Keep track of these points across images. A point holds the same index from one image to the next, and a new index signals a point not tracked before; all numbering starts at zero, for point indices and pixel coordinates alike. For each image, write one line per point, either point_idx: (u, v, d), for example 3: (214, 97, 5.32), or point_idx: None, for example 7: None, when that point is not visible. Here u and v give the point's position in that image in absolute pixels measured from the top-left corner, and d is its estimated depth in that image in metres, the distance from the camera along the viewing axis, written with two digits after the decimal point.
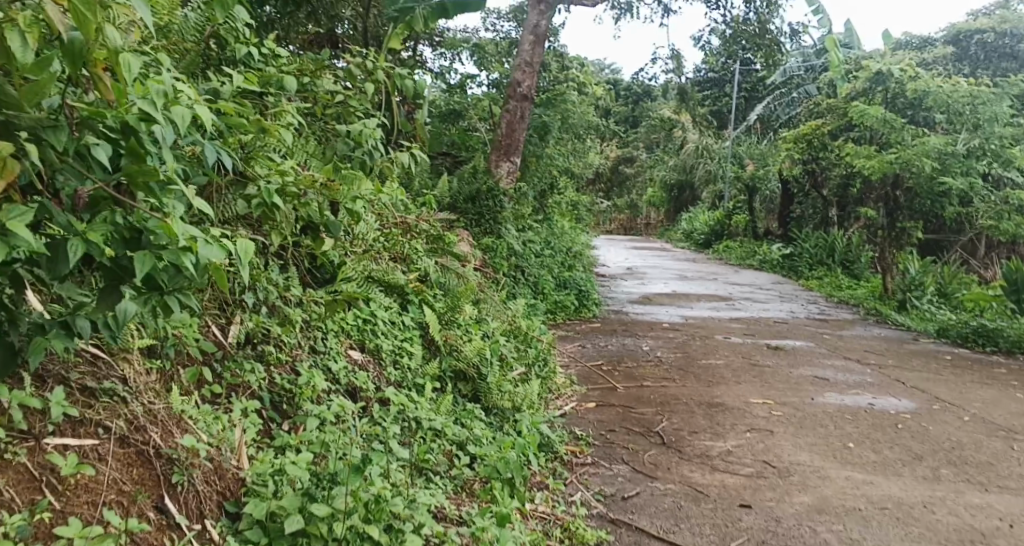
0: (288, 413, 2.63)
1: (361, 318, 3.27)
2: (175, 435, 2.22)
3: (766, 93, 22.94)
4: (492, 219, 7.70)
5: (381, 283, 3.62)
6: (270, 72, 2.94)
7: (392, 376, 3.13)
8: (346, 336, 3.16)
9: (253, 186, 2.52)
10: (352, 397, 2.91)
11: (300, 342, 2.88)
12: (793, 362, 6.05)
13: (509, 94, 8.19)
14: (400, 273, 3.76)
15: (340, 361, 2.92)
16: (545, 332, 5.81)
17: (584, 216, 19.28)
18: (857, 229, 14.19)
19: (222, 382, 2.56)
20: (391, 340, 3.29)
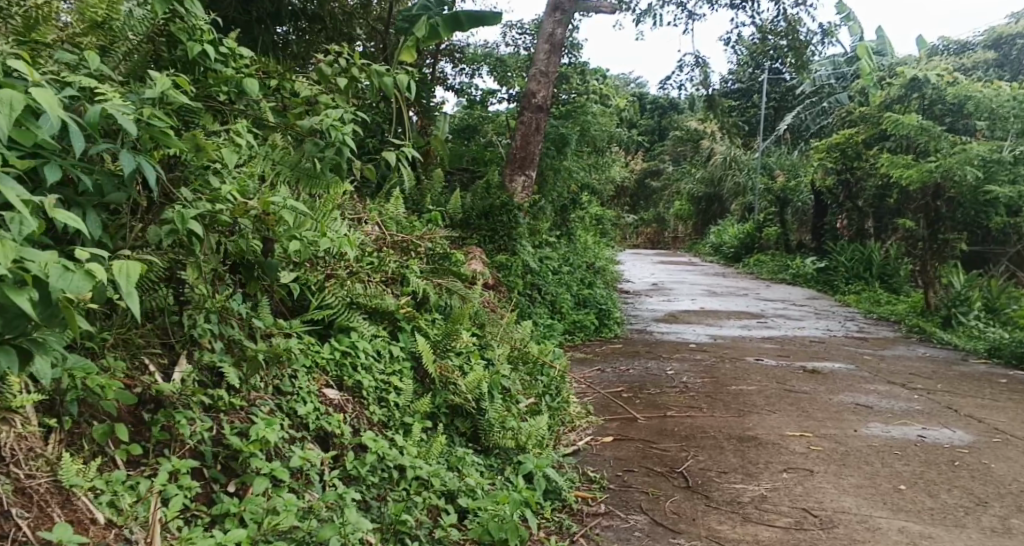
0: (236, 469, 2.35)
1: (340, 350, 2.96)
2: (55, 517, 1.93)
3: (796, 103, 22.39)
4: (507, 236, 7.38)
5: (367, 309, 3.29)
6: (227, 74, 2.75)
7: (375, 416, 2.81)
8: (323, 372, 2.85)
9: (169, 212, 2.34)
10: (323, 444, 2.61)
11: (263, 383, 2.60)
12: (830, 387, 5.59)
13: (524, 105, 7.89)
14: (390, 297, 3.43)
15: (309, 404, 2.61)
16: (558, 356, 5.41)
17: (609, 231, 18.83)
18: (895, 241, 13.58)
19: (152, 438, 2.29)
20: (374, 375, 2.97)
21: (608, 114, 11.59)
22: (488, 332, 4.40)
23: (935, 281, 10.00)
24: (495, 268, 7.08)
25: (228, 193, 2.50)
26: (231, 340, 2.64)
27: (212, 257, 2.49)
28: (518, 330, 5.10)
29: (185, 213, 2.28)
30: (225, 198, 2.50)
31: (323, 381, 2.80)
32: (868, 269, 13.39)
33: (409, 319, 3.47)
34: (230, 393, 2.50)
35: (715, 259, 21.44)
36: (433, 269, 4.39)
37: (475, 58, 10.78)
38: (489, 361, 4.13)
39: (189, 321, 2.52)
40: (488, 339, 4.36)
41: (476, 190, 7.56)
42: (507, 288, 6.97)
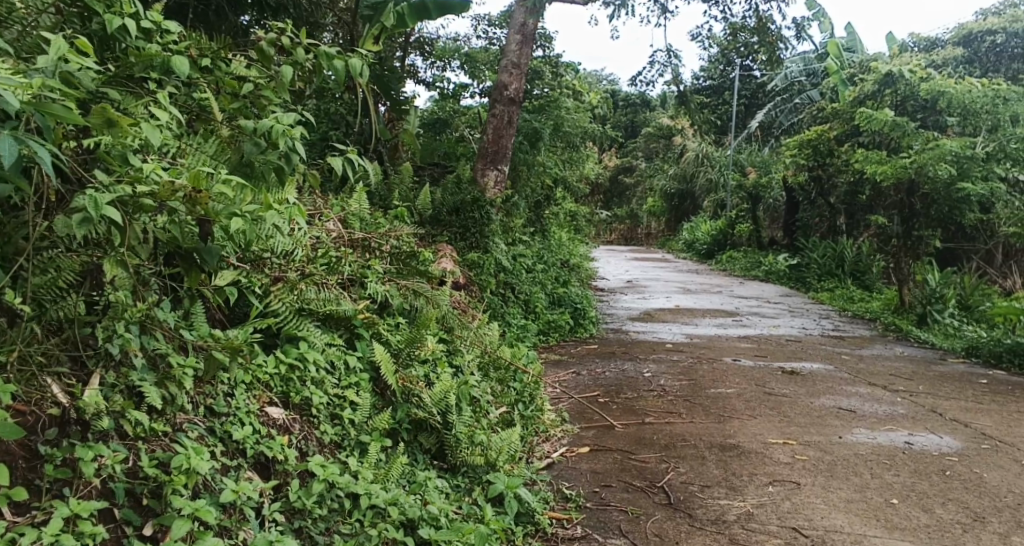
0: (154, 507, 2.08)
1: (287, 363, 2.68)
2: None
3: (768, 99, 22.40)
4: (478, 232, 7.11)
5: (320, 316, 3.01)
6: (150, 51, 2.39)
7: (326, 437, 2.55)
8: (265, 389, 2.58)
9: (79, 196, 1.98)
10: (263, 472, 2.35)
11: (189, 405, 2.34)
12: (811, 390, 5.41)
13: (495, 98, 7.62)
14: (347, 302, 3.16)
15: (246, 426, 2.35)
16: (531, 359, 5.16)
17: (582, 227, 18.65)
18: (867, 238, 13.55)
19: (49, 478, 1.98)
20: (326, 390, 2.71)
21: (581, 110, 11.37)
22: (455, 337, 4.13)
23: (910, 278, 9.93)
24: (466, 266, 6.80)
25: (151, 172, 2.14)
26: (155, 356, 2.39)
27: (137, 248, 2.13)
28: (490, 333, 4.84)
29: (99, 197, 1.93)
30: (151, 180, 2.14)
31: (265, 399, 2.54)
32: (841, 266, 13.34)
33: (366, 327, 3.20)
34: (151, 416, 2.23)
35: (688, 256, 21.36)
36: (397, 270, 4.10)
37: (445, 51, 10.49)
38: (457, 369, 3.86)
39: (102, 335, 2.23)
40: (456, 344, 4.09)
41: (446, 185, 7.29)
42: (479, 287, 6.71)
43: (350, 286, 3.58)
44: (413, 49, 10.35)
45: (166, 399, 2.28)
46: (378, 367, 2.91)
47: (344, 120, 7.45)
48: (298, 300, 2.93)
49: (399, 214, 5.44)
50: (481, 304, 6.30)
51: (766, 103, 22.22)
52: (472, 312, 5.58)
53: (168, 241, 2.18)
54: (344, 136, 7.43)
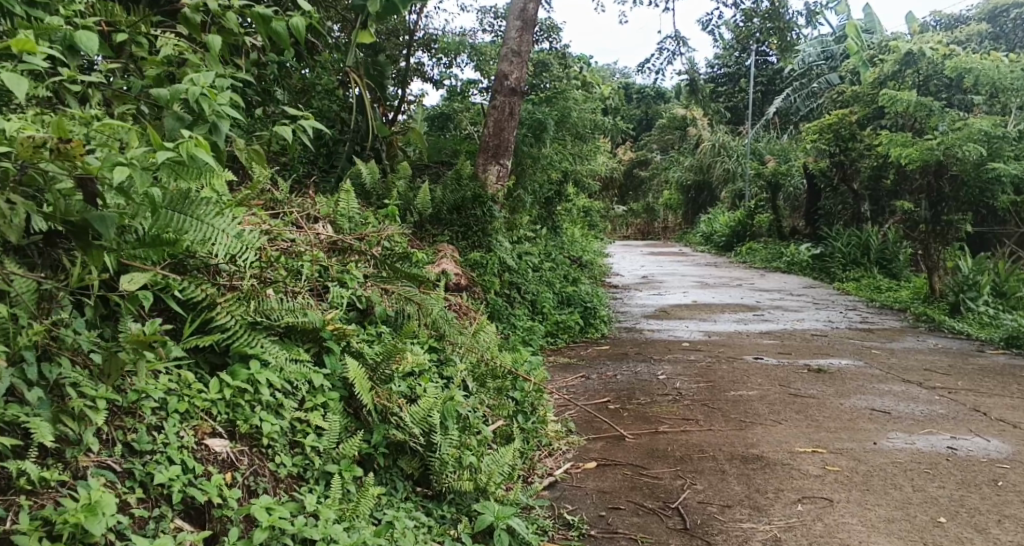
0: None
1: (236, 389, 2.41)
2: None
3: (784, 86, 21.88)
4: (480, 230, 6.79)
5: (278, 328, 2.73)
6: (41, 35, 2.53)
7: (280, 471, 2.31)
8: (205, 418, 2.30)
9: None
10: (193, 519, 2.08)
11: (95, 441, 2.05)
12: (839, 390, 5.01)
13: (496, 89, 7.28)
14: (313, 310, 2.87)
15: (173, 465, 2.09)
16: (536, 365, 4.82)
17: (597, 222, 18.24)
18: (893, 225, 13.03)
19: None
20: (281, 418, 2.43)
21: (591, 102, 11.04)
22: (446, 345, 3.78)
23: (940, 265, 9.45)
24: (469, 266, 6.48)
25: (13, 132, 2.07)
26: (60, 386, 2.10)
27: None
28: (488, 338, 4.49)
29: None
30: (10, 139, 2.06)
31: (205, 428, 2.26)
32: (866, 255, 12.83)
33: (338, 338, 2.88)
34: (42, 465, 1.94)
35: (706, 249, 20.85)
36: (380, 275, 3.78)
37: (449, 46, 10.18)
38: (446, 381, 3.52)
39: None
40: (446, 353, 3.74)
41: (446, 181, 6.97)
42: (482, 288, 6.39)
43: (319, 295, 3.27)
44: (418, 47, 9.96)
45: (67, 440, 2.01)
46: (347, 379, 2.60)
47: (339, 118, 7.18)
48: (250, 313, 2.66)
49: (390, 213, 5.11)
50: (482, 308, 5.98)
51: (783, 90, 21.72)
52: (470, 316, 5.24)
53: (45, 214, 2.10)
54: (338, 135, 7.16)
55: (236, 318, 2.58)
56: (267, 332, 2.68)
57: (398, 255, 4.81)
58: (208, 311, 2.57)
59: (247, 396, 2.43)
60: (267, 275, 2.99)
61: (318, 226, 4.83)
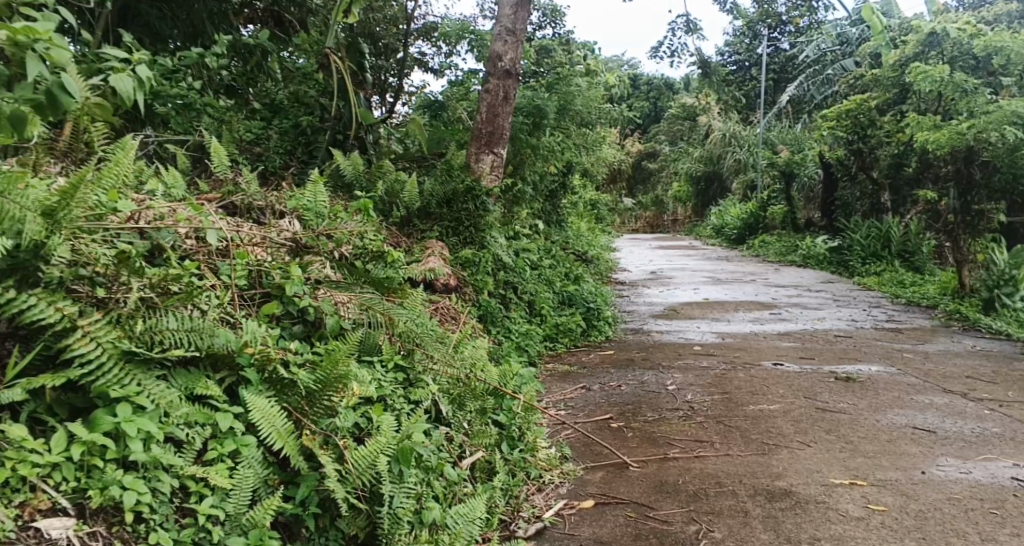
0: None
1: (92, 449, 2.04)
2: None
3: (797, 73, 21.21)
4: (473, 226, 6.24)
5: (168, 356, 2.34)
6: None
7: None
8: (39, 490, 1.95)
9: None
10: None
11: None
12: (874, 403, 4.42)
13: (489, 71, 6.72)
14: (221, 334, 2.46)
15: None
16: (527, 379, 4.26)
17: (603, 216, 17.64)
18: (915, 217, 12.37)
19: None
20: (156, 483, 2.06)
21: (597, 89, 10.50)
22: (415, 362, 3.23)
23: (971, 258, 8.82)
24: (460, 265, 5.93)
25: None
26: None
27: None
28: (471, 349, 3.91)
29: None
30: None
31: (38, 504, 1.92)
32: (887, 248, 12.17)
33: (265, 362, 2.49)
34: None
35: (718, 242, 20.16)
36: (334, 282, 3.25)
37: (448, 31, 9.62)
38: (414, 406, 2.97)
39: None
40: (415, 371, 3.19)
41: (435, 173, 6.42)
42: (473, 289, 5.84)
43: (265, 301, 2.91)
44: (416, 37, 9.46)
45: None
46: (254, 423, 2.25)
47: (319, 104, 6.67)
48: (124, 341, 2.27)
49: (364, 208, 4.55)
50: (472, 313, 5.42)
51: (796, 77, 21.06)
52: (457, 320, 4.98)
53: None
54: (318, 122, 6.61)
55: (103, 347, 2.21)
56: (148, 364, 2.29)
57: (371, 255, 4.26)
58: (65, 339, 2.20)
59: (110, 453, 2.04)
60: (172, 291, 2.54)
61: (282, 222, 4.27)
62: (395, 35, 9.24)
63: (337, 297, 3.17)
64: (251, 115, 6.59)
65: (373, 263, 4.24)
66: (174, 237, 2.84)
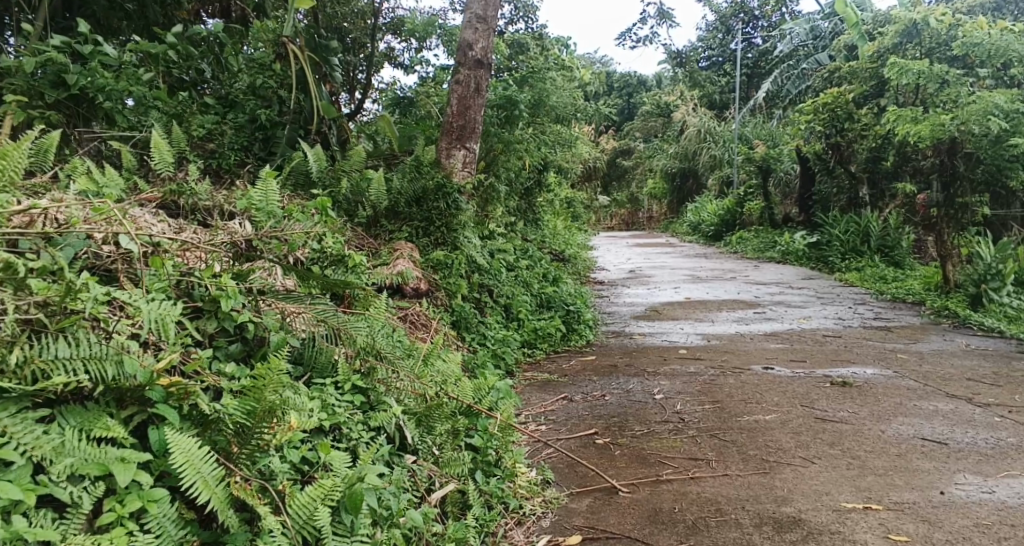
0: None
1: None
2: None
3: (770, 68, 21.11)
4: (444, 225, 5.88)
5: (51, 393, 1.99)
6: None
7: None
8: None
9: None
10: None
11: None
12: (876, 411, 4.12)
13: (459, 61, 6.35)
14: (124, 362, 2.10)
15: None
16: (503, 393, 3.89)
17: (578, 213, 17.31)
18: (895, 212, 12.20)
19: None
20: None
21: (571, 84, 10.19)
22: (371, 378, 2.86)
23: (955, 252, 8.62)
24: (431, 267, 5.56)
25: None
26: None
27: None
28: (442, 362, 3.52)
29: None
30: None
31: None
32: (868, 243, 11.99)
33: (188, 398, 2.15)
34: None
35: (694, 239, 19.95)
36: (280, 291, 2.85)
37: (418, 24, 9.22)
38: (374, 433, 2.59)
39: None
40: (376, 393, 2.80)
41: (403, 168, 6.04)
42: (446, 294, 5.47)
43: (195, 317, 2.51)
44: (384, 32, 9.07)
45: None
46: (172, 466, 1.93)
47: (277, 96, 6.23)
48: None
49: (323, 206, 4.15)
50: (445, 322, 5.06)
51: (770, 72, 20.95)
52: (429, 327, 4.72)
53: None
54: (276, 116, 6.18)
55: None
56: (19, 405, 1.95)
57: (330, 258, 3.86)
58: None
59: None
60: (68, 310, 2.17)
61: (231, 223, 3.84)
62: (361, 27, 8.83)
63: (281, 310, 2.76)
64: (205, 109, 6.15)
65: (332, 267, 3.84)
66: (82, 244, 2.49)
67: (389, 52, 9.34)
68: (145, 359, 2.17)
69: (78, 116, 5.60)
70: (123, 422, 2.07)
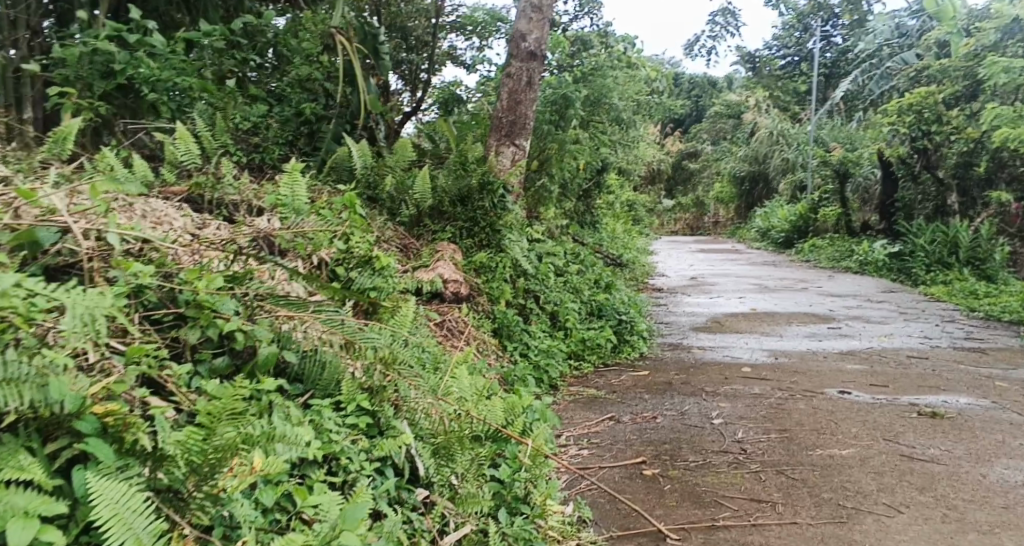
0: None
1: None
2: None
3: (850, 69, 20.12)
4: (489, 227, 5.65)
5: None
6: None
7: None
8: None
9: None
10: None
11: None
12: (974, 449, 3.57)
13: (512, 52, 6.00)
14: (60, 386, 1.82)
15: None
16: (540, 414, 3.51)
17: (640, 216, 16.77)
18: (987, 222, 11.29)
19: None
20: None
21: (636, 81, 9.74)
22: (381, 398, 2.55)
23: None
24: (474, 270, 5.34)
25: None
26: None
27: None
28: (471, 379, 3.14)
29: None
30: None
31: None
32: (955, 255, 11.12)
33: (129, 430, 1.87)
34: None
35: (763, 245, 19.12)
36: (283, 296, 2.62)
37: (478, 18, 8.90)
38: (377, 465, 2.31)
39: None
40: (386, 416, 2.51)
41: (449, 165, 5.76)
42: (488, 299, 5.24)
43: (178, 325, 2.34)
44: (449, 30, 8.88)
45: None
46: (96, 523, 1.66)
47: (323, 90, 6.03)
48: None
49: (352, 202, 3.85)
50: (487, 328, 4.89)
51: (849, 72, 19.96)
52: (465, 333, 4.66)
53: None
54: (322, 110, 5.97)
55: None
56: None
57: (356, 260, 3.58)
58: None
59: None
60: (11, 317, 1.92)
61: (256, 220, 3.59)
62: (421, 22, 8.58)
63: (279, 317, 2.53)
64: (252, 102, 5.95)
65: (358, 270, 3.56)
66: (57, 239, 2.30)
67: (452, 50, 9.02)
68: (80, 382, 1.90)
69: (125, 107, 5.42)
70: (48, 458, 1.80)
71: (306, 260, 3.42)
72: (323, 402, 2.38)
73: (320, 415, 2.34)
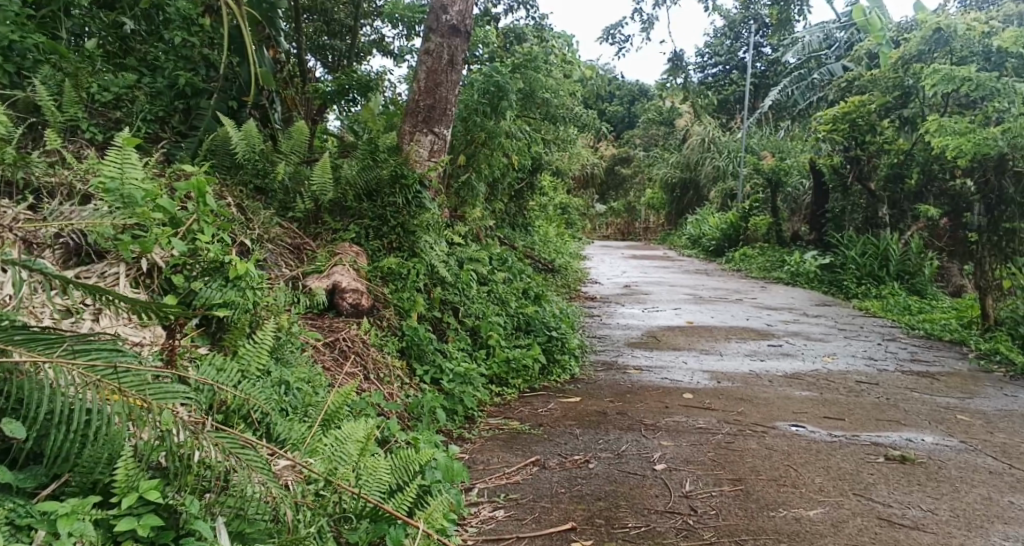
0: None
1: None
2: None
3: (779, 79, 20.14)
4: (400, 227, 4.85)
5: None
6: None
7: None
8: None
9: None
10: None
11: None
12: (961, 511, 2.99)
13: (431, 26, 5.23)
14: None
15: None
16: (443, 469, 2.77)
17: (572, 220, 16.28)
18: (916, 235, 11.15)
19: None
20: None
21: (570, 76, 9.11)
22: (184, 485, 1.96)
23: (997, 284, 7.49)
24: (379, 278, 4.54)
25: None
26: None
27: None
28: (347, 434, 2.40)
29: None
30: None
31: None
32: (886, 268, 10.93)
33: None
34: None
35: (694, 253, 18.86)
36: (25, 329, 1.98)
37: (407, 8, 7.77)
38: None
39: None
40: (189, 513, 1.92)
41: (356, 154, 4.93)
42: (396, 313, 4.43)
43: None
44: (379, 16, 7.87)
45: None
46: None
47: (204, 59, 5.11)
48: None
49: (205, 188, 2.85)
50: (392, 348, 4.09)
51: (779, 82, 19.97)
52: (361, 357, 3.84)
53: None
54: (201, 83, 5.06)
55: None
56: None
57: (203, 267, 2.74)
58: None
59: None
60: None
61: (67, 209, 2.73)
62: (343, 7, 7.73)
63: (16, 358, 1.90)
64: (118, 70, 5.00)
65: (204, 280, 2.72)
66: None
67: (379, 40, 8.17)
68: None
69: None
70: None
71: (131, 263, 2.69)
72: (61, 510, 1.79)
73: (58, 536, 1.74)
